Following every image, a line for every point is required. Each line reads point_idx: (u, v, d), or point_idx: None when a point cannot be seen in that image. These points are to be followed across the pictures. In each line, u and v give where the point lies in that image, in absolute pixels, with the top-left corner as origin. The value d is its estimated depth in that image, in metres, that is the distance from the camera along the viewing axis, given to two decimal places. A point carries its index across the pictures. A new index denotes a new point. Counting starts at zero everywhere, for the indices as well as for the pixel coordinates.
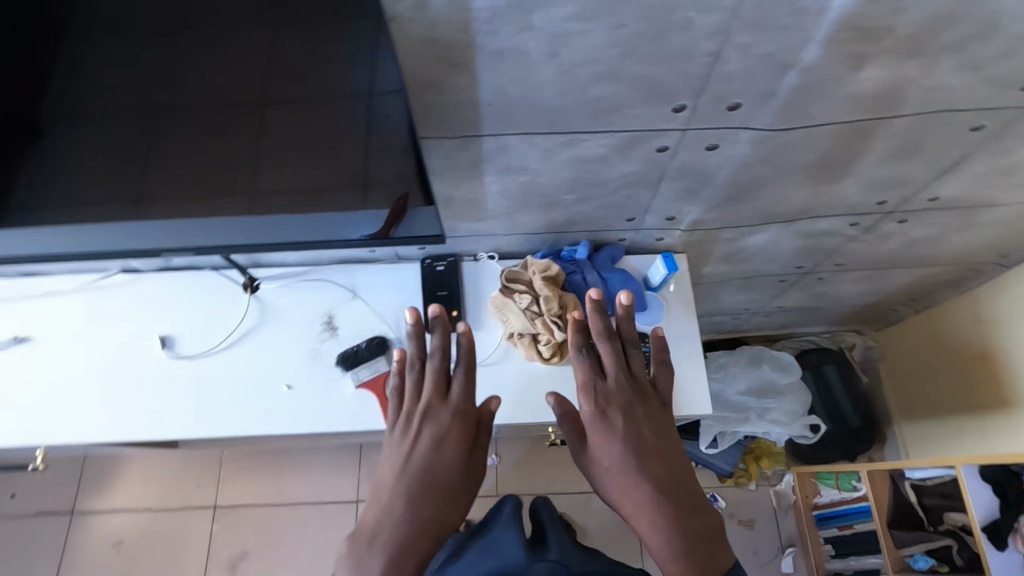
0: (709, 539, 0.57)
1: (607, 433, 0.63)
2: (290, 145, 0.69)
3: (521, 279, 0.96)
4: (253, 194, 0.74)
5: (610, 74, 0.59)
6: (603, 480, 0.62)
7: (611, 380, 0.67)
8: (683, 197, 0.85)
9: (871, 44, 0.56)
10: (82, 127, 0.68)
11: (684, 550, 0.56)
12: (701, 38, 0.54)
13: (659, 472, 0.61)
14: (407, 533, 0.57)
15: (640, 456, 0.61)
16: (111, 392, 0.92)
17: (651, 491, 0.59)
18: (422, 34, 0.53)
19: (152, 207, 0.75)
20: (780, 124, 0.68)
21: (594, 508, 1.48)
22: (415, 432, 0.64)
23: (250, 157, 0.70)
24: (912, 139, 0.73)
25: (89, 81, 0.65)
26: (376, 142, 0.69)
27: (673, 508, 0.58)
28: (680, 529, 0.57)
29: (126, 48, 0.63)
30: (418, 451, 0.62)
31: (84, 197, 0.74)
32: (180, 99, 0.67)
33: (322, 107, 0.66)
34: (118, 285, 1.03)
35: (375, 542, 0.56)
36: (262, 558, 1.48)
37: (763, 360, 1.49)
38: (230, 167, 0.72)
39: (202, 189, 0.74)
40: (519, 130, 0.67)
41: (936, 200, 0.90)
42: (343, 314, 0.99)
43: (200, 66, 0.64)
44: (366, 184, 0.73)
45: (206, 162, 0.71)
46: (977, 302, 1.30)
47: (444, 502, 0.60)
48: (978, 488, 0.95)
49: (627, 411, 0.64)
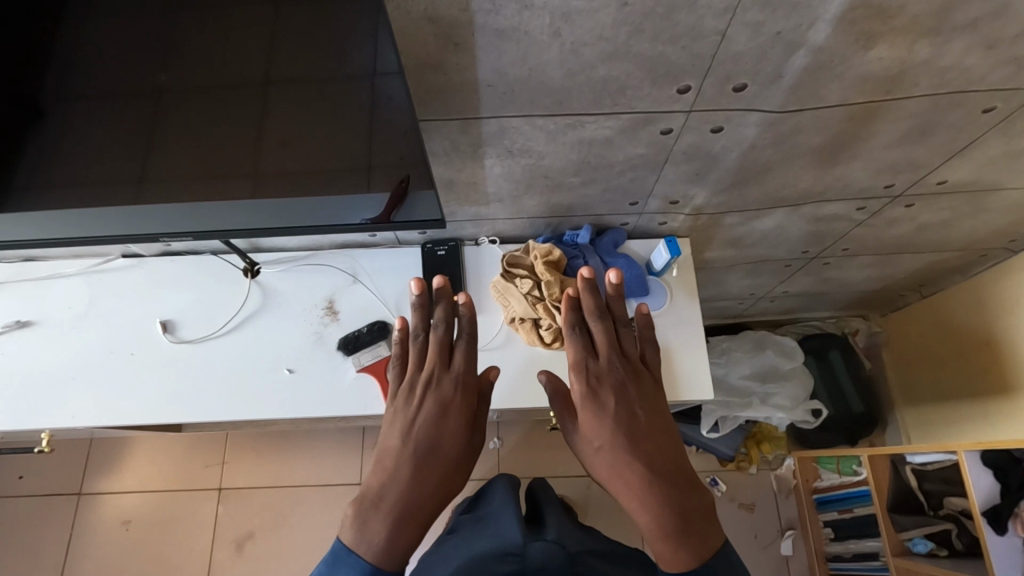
0: (701, 514, 0.58)
1: (598, 410, 0.64)
2: (289, 126, 0.68)
3: (522, 264, 0.94)
4: (256, 175, 0.72)
5: (615, 54, 0.57)
6: (594, 459, 0.63)
7: (604, 359, 0.68)
8: (688, 181, 0.84)
9: (884, 23, 0.54)
10: (90, 107, 0.68)
11: (677, 527, 0.56)
12: (709, 16, 0.53)
13: (650, 451, 0.62)
14: (411, 500, 0.58)
15: (631, 435, 0.62)
16: (114, 374, 0.92)
17: (641, 468, 0.60)
18: (423, 13, 0.52)
19: (156, 188, 0.73)
20: (788, 106, 0.66)
21: (594, 490, 1.49)
22: (418, 400, 0.65)
23: (254, 140, 0.69)
24: (924, 121, 0.72)
25: (96, 61, 0.65)
26: (379, 127, 0.67)
27: (663, 488, 0.59)
28: (669, 509, 0.58)
29: (125, 31, 0.63)
30: (421, 419, 0.63)
31: (81, 179, 0.73)
32: (186, 81, 0.66)
33: (326, 87, 0.65)
34: (121, 269, 1.02)
35: (379, 506, 0.58)
36: (267, 538, 1.50)
37: (766, 346, 1.50)
38: (234, 149, 0.70)
39: (207, 169, 0.72)
40: (521, 113, 0.66)
41: (946, 183, 0.89)
42: (345, 299, 0.98)
43: (211, 49, 0.64)
44: (368, 166, 0.71)
45: (211, 142, 0.70)
46: (984, 287, 1.28)
47: (446, 469, 0.61)
48: (979, 473, 0.96)
49: (619, 389, 0.66)
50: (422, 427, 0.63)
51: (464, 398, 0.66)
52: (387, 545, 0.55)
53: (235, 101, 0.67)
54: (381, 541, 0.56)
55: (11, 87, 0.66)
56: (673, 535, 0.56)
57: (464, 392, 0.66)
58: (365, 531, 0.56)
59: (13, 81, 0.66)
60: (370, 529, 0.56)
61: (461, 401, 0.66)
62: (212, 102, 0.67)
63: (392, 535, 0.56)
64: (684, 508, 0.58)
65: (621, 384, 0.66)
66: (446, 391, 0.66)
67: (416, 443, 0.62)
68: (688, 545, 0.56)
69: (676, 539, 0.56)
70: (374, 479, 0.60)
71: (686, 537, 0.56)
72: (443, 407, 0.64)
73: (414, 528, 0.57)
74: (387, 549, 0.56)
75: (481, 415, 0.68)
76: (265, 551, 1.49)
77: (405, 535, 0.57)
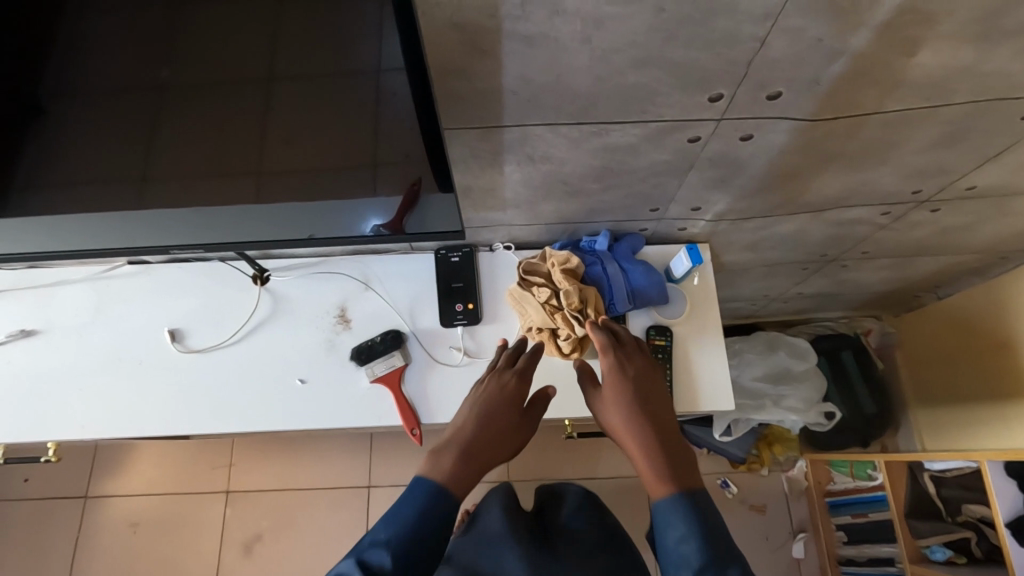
0: (689, 466, 0.64)
1: (618, 380, 0.71)
2: (296, 123, 0.65)
3: (539, 271, 0.92)
4: (259, 172, 0.69)
5: (646, 61, 0.55)
6: (611, 421, 0.70)
7: (629, 345, 0.75)
8: (711, 187, 0.81)
9: (931, 30, 0.52)
10: (92, 111, 0.65)
11: (666, 466, 0.63)
12: (748, 22, 0.50)
13: (660, 421, 0.68)
14: (473, 449, 0.68)
15: (644, 403, 0.69)
16: (120, 383, 0.91)
17: (652, 432, 0.67)
18: (448, 19, 0.49)
19: (156, 187, 0.71)
20: (821, 114, 0.64)
21: (605, 493, 1.48)
22: (485, 382, 0.76)
23: (249, 135, 0.66)
24: (959, 127, 0.69)
25: (95, 59, 0.62)
26: (385, 126, 0.64)
27: (667, 447, 0.65)
28: (671, 462, 0.64)
29: (119, 25, 0.60)
30: (487, 393, 0.74)
31: (77, 178, 0.70)
32: (187, 76, 0.63)
33: (328, 87, 0.63)
34: (126, 276, 0.99)
35: (448, 447, 0.68)
36: (276, 541, 1.49)
37: (779, 347, 1.48)
38: (235, 146, 0.67)
39: (214, 168, 0.69)
40: (545, 121, 0.63)
41: (975, 188, 0.87)
42: (357, 307, 0.96)
43: (214, 46, 0.60)
44: (375, 162, 0.68)
45: (209, 139, 0.67)
46: (1001, 290, 1.26)
47: (504, 434, 0.72)
48: (1003, 481, 0.94)
49: (639, 368, 0.73)
50: (487, 399, 0.73)
51: (523, 385, 0.77)
52: (449, 477, 0.65)
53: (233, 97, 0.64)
54: (446, 473, 0.65)
55: (8, 86, 0.62)
56: (663, 474, 0.63)
57: (523, 379, 0.77)
58: (435, 464, 0.66)
59: (9, 78, 0.62)
60: (439, 463, 0.66)
61: (520, 385, 0.76)
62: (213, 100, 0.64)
63: (453, 470, 0.66)
64: (677, 459, 0.64)
65: (641, 366, 0.74)
66: (507, 378, 0.76)
67: (481, 411, 0.72)
68: (674, 482, 0.62)
69: (665, 477, 0.62)
70: (446, 432, 0.71)
71: (672, 476, 0.63)
72: (504, 387, 0.75)
73: (473, 469, 0.67)
74: (446, 480, 0.65)
75: (537, 405, 0.77)
76: (274, 553, 1.48)
77: (462, 472, 0.66)
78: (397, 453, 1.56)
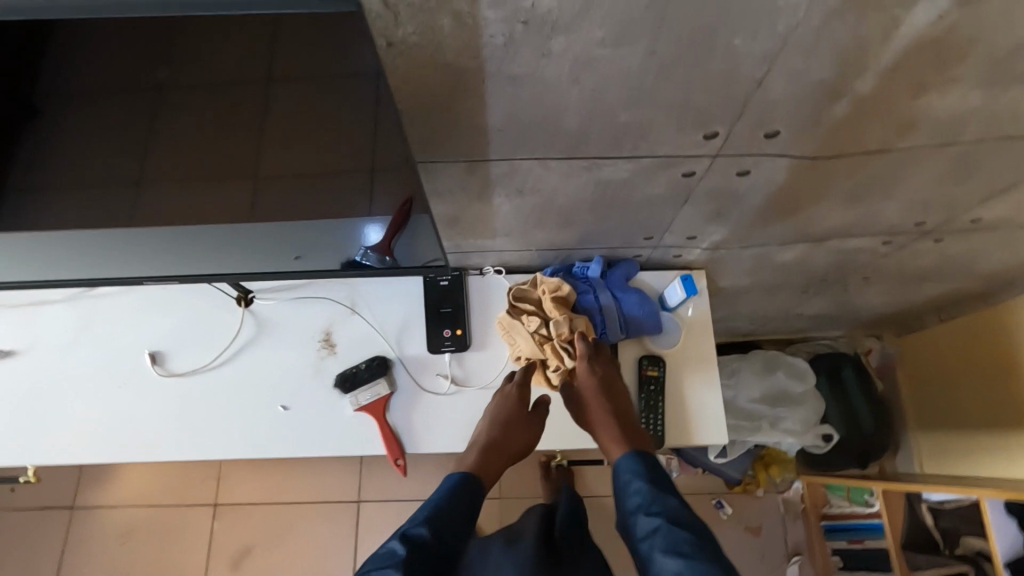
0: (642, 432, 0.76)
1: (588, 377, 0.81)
2: (298, 128, 0.57)
3: (529, 298, 0.89)
4: (256, 176, 0.63)
5: (638, 100, 0.52)
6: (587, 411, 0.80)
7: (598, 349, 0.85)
8: (708, 218, 0.79)
9: (939, 73, 0.49)
10: (78, 117, 0.57)
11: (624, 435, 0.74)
12: (746, 63, 0.47)
13: (622, 404, 0.79)
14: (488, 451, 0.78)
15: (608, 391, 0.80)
16: (100, 407, 0.89)
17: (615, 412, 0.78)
18: (427, 59, 0.46)
19: (151, 191, 0.64)
20: (822, 152, 0.61)
21: (598, 513, 1.46)
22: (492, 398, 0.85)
23: (246, 141, 0.59)
24: (967, 164, 0.66)
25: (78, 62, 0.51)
26: (385, 126, 0.56)
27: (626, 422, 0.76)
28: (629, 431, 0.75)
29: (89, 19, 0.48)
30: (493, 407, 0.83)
31: (64, 179, 0.62)
32: (185, 78, 0.53)
33: (327, 86, 0.53)
34: (106, 295, 0.96)
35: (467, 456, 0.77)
36: (264, 556, 1.47)
37: (777, 367, 1.44)
38: (235, 151, 0.60)
39: (210, 173, 0.63)
40: (533, 156, 0.61)
41: (981, 220, 0.84)
42: (343, 331, 0.93)
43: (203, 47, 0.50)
44: (372, 168, 0.62)
45: (207, 149, 0.60)
46: (1008, 317, 1.23)
47: (512, 435, 0.80)
48: (1003, 521, 0.92)
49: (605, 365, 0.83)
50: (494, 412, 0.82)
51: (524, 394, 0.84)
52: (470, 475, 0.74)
53: (232, 106, 0.56)
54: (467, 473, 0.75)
55: (6, 85, 0.53)
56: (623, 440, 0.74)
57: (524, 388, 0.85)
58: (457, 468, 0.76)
59: (6, 76, 0.52)
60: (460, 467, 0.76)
61: (521, 394, 0.84)
62: (212, 105, 0.56)
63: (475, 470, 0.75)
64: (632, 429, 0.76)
65: (607, 362, 0.84)
66: (509, 389, 0.85)
67: (492, 423, 0.81)
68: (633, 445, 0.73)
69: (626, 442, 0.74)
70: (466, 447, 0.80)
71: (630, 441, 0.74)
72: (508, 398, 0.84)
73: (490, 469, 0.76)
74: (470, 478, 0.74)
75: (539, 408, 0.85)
76: (262, 568, 1.46)
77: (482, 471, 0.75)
78: (387, 468, 1.54)
